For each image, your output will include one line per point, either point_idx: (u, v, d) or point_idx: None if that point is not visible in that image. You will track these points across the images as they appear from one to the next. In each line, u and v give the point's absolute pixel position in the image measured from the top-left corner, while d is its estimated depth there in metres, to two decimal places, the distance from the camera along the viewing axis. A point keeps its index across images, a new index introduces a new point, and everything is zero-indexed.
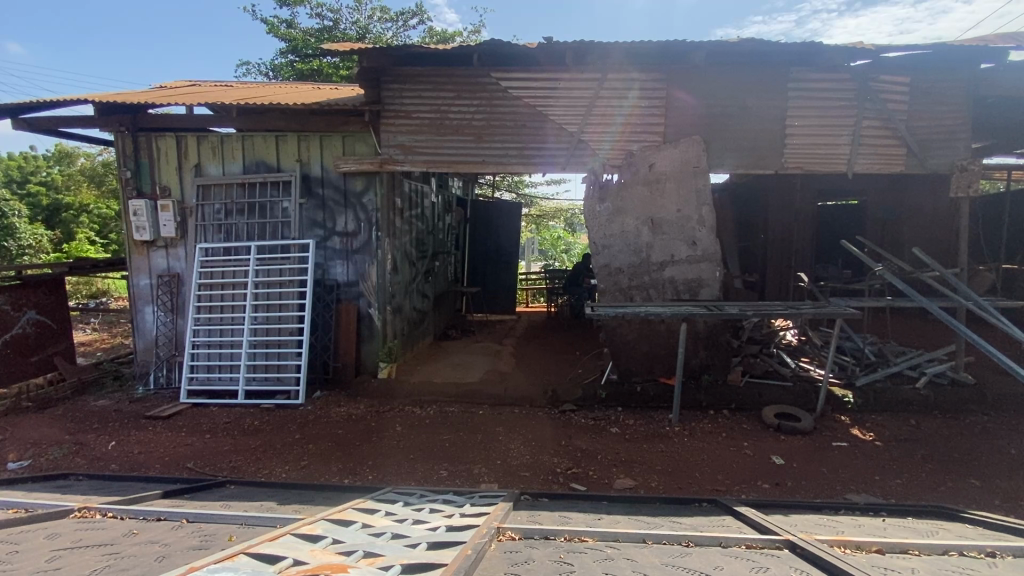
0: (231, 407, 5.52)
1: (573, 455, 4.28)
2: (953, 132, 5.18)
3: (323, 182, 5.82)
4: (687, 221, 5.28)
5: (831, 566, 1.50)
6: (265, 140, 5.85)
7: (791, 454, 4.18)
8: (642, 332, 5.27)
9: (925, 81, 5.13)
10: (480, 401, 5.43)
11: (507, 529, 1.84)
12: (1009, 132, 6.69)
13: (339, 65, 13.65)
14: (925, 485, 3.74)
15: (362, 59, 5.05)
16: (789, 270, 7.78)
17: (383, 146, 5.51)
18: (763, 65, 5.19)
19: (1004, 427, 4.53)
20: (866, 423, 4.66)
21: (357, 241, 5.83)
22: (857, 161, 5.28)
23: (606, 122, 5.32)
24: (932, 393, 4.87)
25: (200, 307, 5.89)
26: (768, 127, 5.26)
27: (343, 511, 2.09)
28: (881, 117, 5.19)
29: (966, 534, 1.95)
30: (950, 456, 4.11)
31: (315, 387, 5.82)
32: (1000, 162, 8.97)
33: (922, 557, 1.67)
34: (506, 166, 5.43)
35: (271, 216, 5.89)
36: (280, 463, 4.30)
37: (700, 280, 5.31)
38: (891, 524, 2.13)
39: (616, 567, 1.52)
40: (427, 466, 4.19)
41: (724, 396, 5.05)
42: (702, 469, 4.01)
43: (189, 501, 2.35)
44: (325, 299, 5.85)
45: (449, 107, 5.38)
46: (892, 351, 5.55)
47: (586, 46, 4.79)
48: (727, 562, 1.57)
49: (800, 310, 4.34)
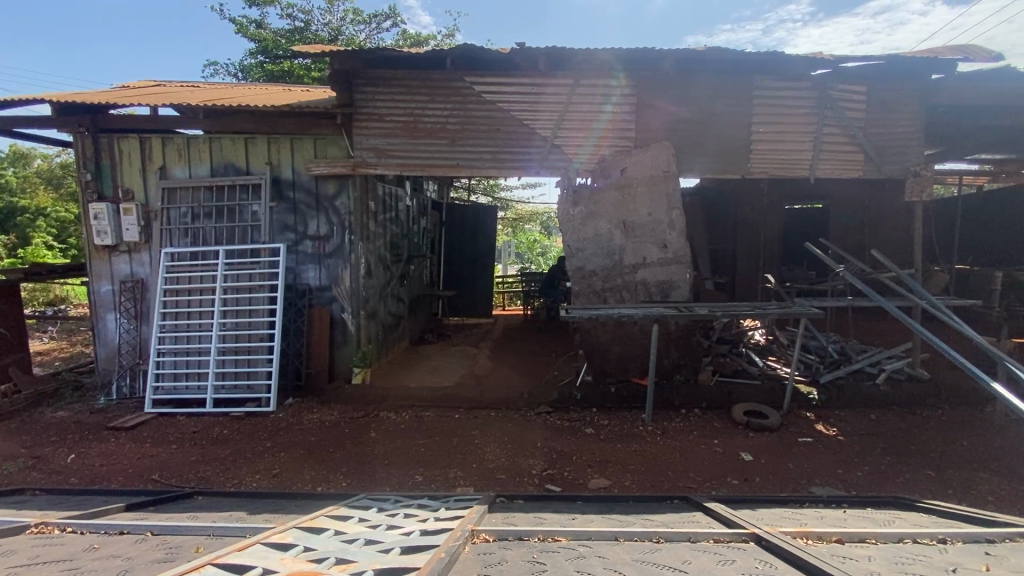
0: (199, 417, 5.37)
1: (549, 456, 4.31)
2: (907, 138, 5.43)
3: (294, 185, 5.72)
4: (659, 224, 5.39)
5: (792, 557, 1.56)
6: (234, 143, 5.73)
7: (759, 451, 4.30)
8: (615, 333, 5.37)
9: (879, 91, 5.37)
10: (456, 404, 5.40)
11: (482, 531, 1.85)
12: (960, 139, 7.03)
13: (310, 67, 13.47)
14: (884, 477, 3.89)
15: (333, 61, 4.98)
16: (757, 272, 8.01)
17: (356, 149, 5.45)
18: (730, 73, 5.34)
19: (958, 420, 4.75)
20: (829, 419, 4.83)
21: (330, 245, 5.75)
22: (819, 167, 5.47)
23: (579, 127, 5.40)
24: (892, 389, 5.07)
25: (165, 314, 5.71)
26: (734, 133, 5.41)
27: (315, 518, 2.07)
28: (840, 124, 5.40)
29: (921, 523, 2.05)
30: (907, 448, 4.30)
31: (286, 394, 5.72)
32: (954, 167, 9.37)
33: (878, 545, 1.75)
34: (480, 170, 5.44)
35: (241, 219, 5.76)
36: (251, 472, 4.20)
37: (671, 282, 5.43)
38: (851, 515, 2.22)
39: (588, 565, 1.54)
40: (403, 471, 4.15)
41: (695, 395, 5.15)
42: (675, 467, 4.08)
43: (155, 513, 2.29)
44: (297, 304, 5.76)
45: (423, 111, 5.37)
46: (854, 349, 5.76)
47: (558, 51, 4.84)
48: (695, 556, 1.61)
49: (766, 310, 4.48)
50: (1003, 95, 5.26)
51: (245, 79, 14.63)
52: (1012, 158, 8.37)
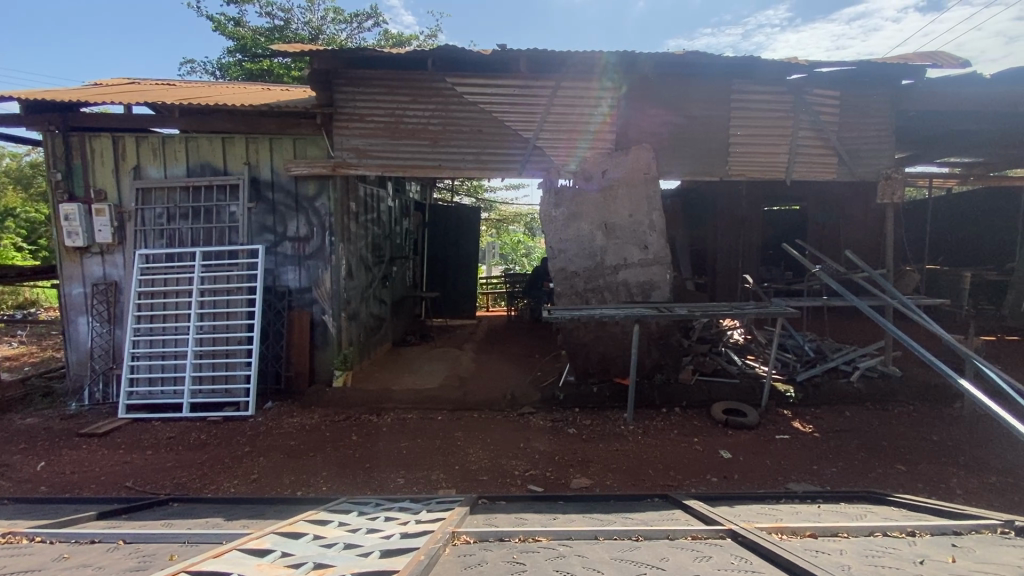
0: (175, 422, 5.25)
1: (531, 457, 4.32)
2: (879, 143, 5.58)
3: (273, 186, 5.65)
4: (639, 226, 5.45)
5: (766, 552, 1.59)
6: (211, 143, 5.63)
7: (738, 448, 4.37)
8: (597, 334, 5.41)
9: (852, 95, 5.51)
10: (439, 406, 5.38)
11: (463, 533, 1.85)
12: (930, 143, 7.24)
13: (290, 66, 13.32)
14: (858, 473, 3.99)
15: (313, 61, 4.93)
16: (737, 273, 8.15)
17: (336, 149, 5.40)
18: (708, 77, 5.42)
19: (928, 415, 4.89)
20: (805, 416, 4.93)
21: (310, 246, 5.68)
22: (795, 169, 5.59)
23: (560, 128, 5.43)
24: (865, 386, 5.20)
25: (140, 317, 5.58)
26: (713, 136, 5.50)
27: (294, 523, 2.04)
28: (815, 128, 5.53)
29: (891, 516, 2.10)
30: (880, 444, 4.41)
31: (266, 397, 5.63)
32: (925, 170, 9.65)
33: (849, 539, 1.79)
34: (463, 171, 5.44)
35: (218, 220, 5.65)
36: (228, 477, 4.13)
37: (652, 283, 5.49)
38: (825, 510, 2.27)
39: (567, 564, 1.55)
40: (384, 474, 4.12)
41: (676, 394, 5.22)
42: (656, 466, 4.13)
43: (128, 521, 2.23)
44: (276, 306, 5.68)
45: (405, 112, 5.34)
46: (829, 348, 5.90)
47: (539, 54, 4.85)
48: (673, 553, 1.63)
49: (744, 310, 4.55)
50: (969, 100, 5.44)
51: (223, 77, 14.36)
52: (978, 162, 8.66)
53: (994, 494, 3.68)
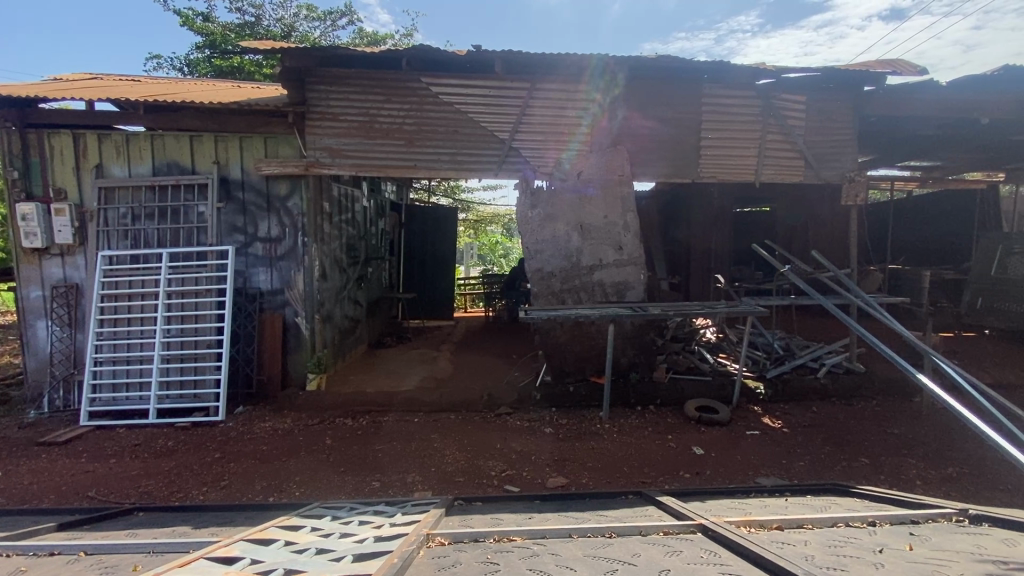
0: (141, 428, 5.09)
1: (508, 457, 4.33)
2: (843, 146, 5.77)
3: (244, 185, 5.53)
4: (614, 227, 5.52)
5: (734, 545, 1.63)
6: (178, 141, 5.48)
7: (710, 445, 4.46)
8: (573, 334, 5.45)
9: (817, 101, 5.69)
10: (416, 408, 5.34)
11: (437, 534, 1.84)
12: (891, 147, 7.53)
13: (262, 64, 13.07)
14: (824, 466, 4.12)
15: (284, 59, 4.85)
16: (709, 272, 8.32)
17: (309, 149, 5.31)
18: (680, 81, 5.53)
19: (890, 410, 5.08)
20: (774, 412, 5.06)
21: (282, 247, 5.57)
22: (763, 172, 5.74)
23: (536, 129, 5.46)
24: (831, 382, 5.37)
25: (103, 321, 5.39)
26: (685, 139, 5.60)
27: (264, 530, 2.00)
28: (783, 132, 5.68)
29: (853, 507, 2.18)
30: (844, 438, 4.56)
31: (236, 402, 5.49)
32: (887, 173, 10.03)
33: (814, 530, 1.85)
34: (439, 171, 5.41)
35: (186, 220, 5.50)
36: (197, 485, 4.02)
37: (627, 283, 5.56)
38: (792, 502, 2.34)
39: (541, 563, 1.56)
40: (359, 478, 4.07)
41: (651, 392, 5.29)
42: (630, 464, 4.18)
43: (89, 532, 2.16)
44: (247, 309, 5.56)
45: (379, 111, 5.29)
46: (798, 345, 6.07)
47: (514, 55, 4.86)
48: (645, 549, 1.66)
49: (716, 309, 4.65)
50: (927, 107, 5.67)
51: (191, 73, 13.96)
52: (937, 166, 9.04)
53: (950, 484, 3.85)
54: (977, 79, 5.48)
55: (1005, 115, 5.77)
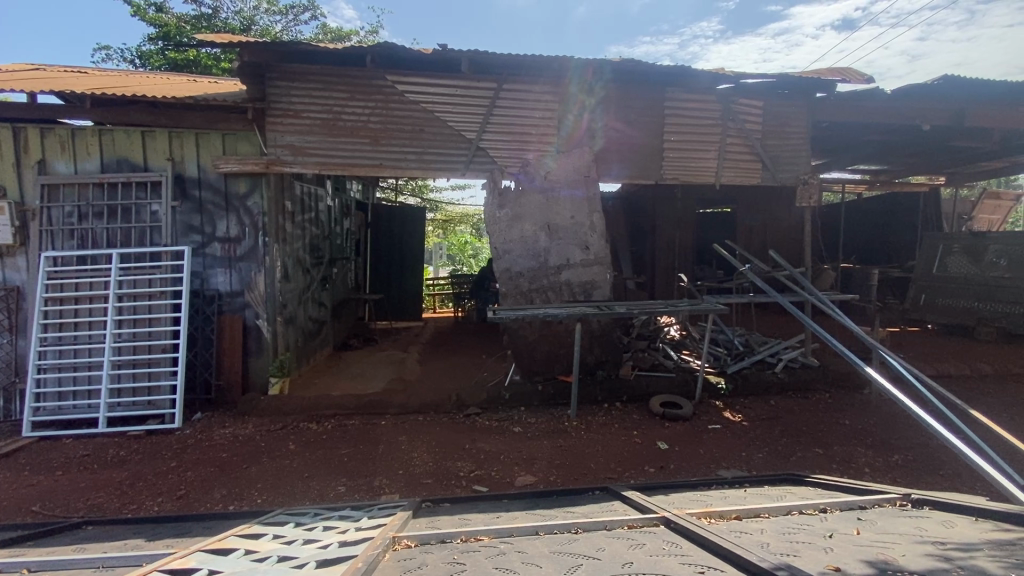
0: (89, 439, 4.83)
1: (476, 458, 4.32)
2: (798, 150, 6.00)
3: (200, 183, 5.32)
4: (581, 227, 5.59)
5: (695, 536, 1.67)
6: (129, 136, 5.24)
7: (674, 439, 4.57)
8: (541, 333, 5.49)
9: (773, 106, 5.91)
10: (383, 411, 5.25)
11: (403, 537, 1.82)
12: (842, 151, 7.89)
13: (220, 58, 12.64)
14: (781, 457, 4.28)
15: (243, 52, 4.69)
16: (673, 272, 8.52)
17: (269, 146, 5.17)
18: (644, 85, 5.64)
19: (841, 402, 5.33)
20: (735, 407, 5.24)
21: (241, 247, 5.38)
22: (723, 174, 5.93)
23: (504, 130, 5.47)
24: (788, 376, 5.59)
25: (47, 326, 5.11)
26: (649, 141, 5.72)
27: (223, 539, 1.94)
28: (741, 136, 5.87)
29: (807, 495, 2.27)
30: (800, 429, 4.75)
31: (194, 408, 5.29)
32: (839, 176, 10.48)
33: (770, 519, 1.93)
34: (405, 170, 5.35)
35: (138, 220, 5.27)
36: (151, 495, 3.85)
37: (593, 283, 5.64)
38: (750, 493, 2.43)
39: (507, 561, 1.57)
40: (324, 483, 3.99)
41: (617, 389, 5.38)
42: (597, 460, 4.25)
43: (31, 549, 2.04)
44: (204, 312, 5.35)
45: (343, 109, 5.20)
46: (756, 341, 6.28)
47: (481, 55, 4.85)
48: (609, 543, 1.69)
49: (679, 307, 4.77)
50: (873, 114, 5.97)
51: (144, 67, 13.33)
52: (884, 169, 9.51)
53: (896, 471, 4.06)
54: (919, 88, 5.79)
55: (943, 122, 6.13)
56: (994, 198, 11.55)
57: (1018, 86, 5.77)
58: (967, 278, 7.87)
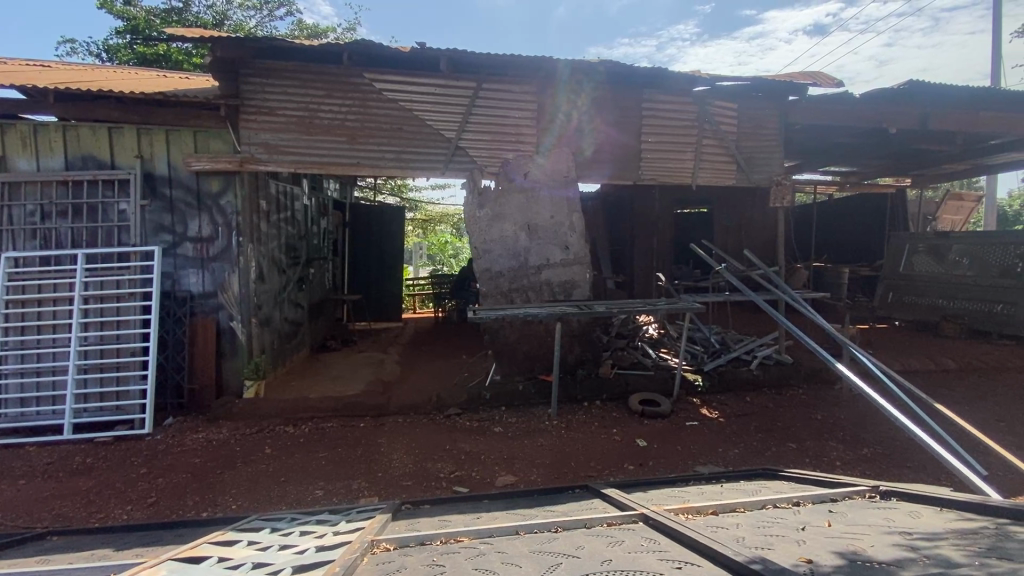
0: (54, 446, 4.65)
1: (457, 458, 4.30)
2: (771, 152, 6.13)
3: (171, 182, 5.18)
4: (560, 227, 5.61)
5: (673, 532, 1.69)
6: (94, 133, 5.07)
7: (653, 437, 4.63)
8: (522, 332, 5.50)
9: (748, 108, 6.02)
10: (362, 413, 5.19)
11: (382, 541, 1.80)
12: (814, 153, 8.10)
13: (191, 53, 12.34)
14: (757, 452, 4.37)
15: (214, 48, 4.59)
16: (652, 271, 8.62)
17: (242, 144, 5.06)
18: (623, 86, 5.70)
19: (813, 397, 5.47)
20: (712, 404, 5.33)
21: (213, 247, 5.26)
22: (699, 175, 6.02)
23: (483, 130, 5.45)
24: (762, 373, 5.71)
25: (8, 329, 4.91)
26: (628, 142, 5.78)
27: (196, 547, 1.88)
28: (717, 137, 5.97)
29: (781, 489, 2.33)
30: (774, 425, 4.86)
31: (165, 413, 5.14)
32: (811, 178, 10.75)
33: (745, 513, 1.96)
34: (383, 169, 5.28)
35: (105, 219, 5.11)
36: (120, 503, 3.74)
37: (573, 282, 5.66)
38: (727, 488, 2.47)
39: (487, 562, 1.57)
40: (302, 487, 3.92)
41: (597, 388, 5.41)
42: (577, 459, 4.27)
43: None
44: (176, 314, 5.21)
45: (319, 106, 5.11)
46: (732, 339, 6.40)
47: (459, 54, 4.84)
48: (589, 541, 1.70)
49: (657, 306, 4.83)
50: (843, 117, 6.14)
51: (112, 60, 12.91)
52: (854, 171, 9.79)
53: (865, 464, 4.19)
54: (885, 92, 5.97)
55: (909, 125, 6.33)
56: (957, 199, 11.98)
57: (979, 92, 5.99)
58: (933, 276, 8.15)
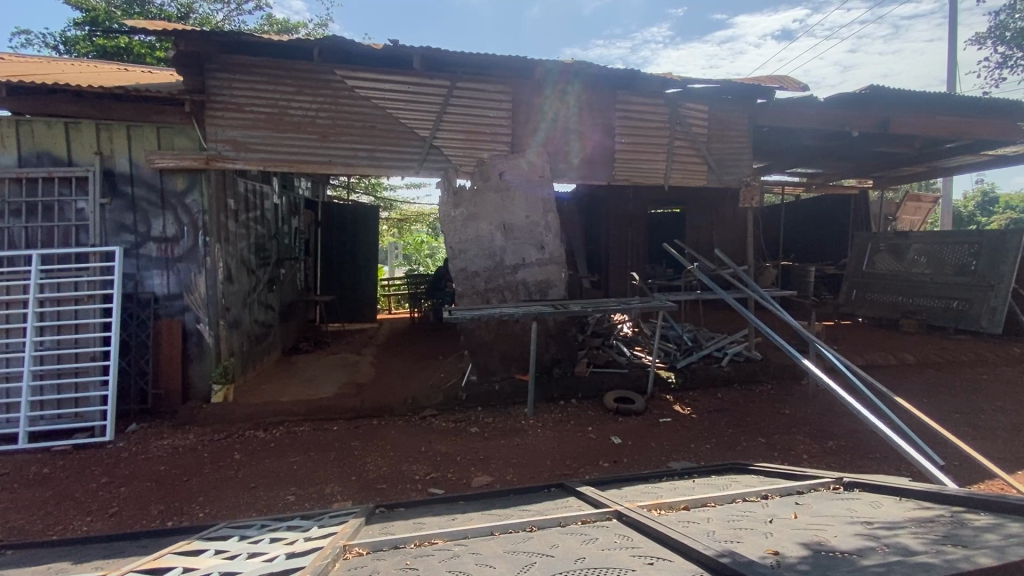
0: (7, 456, 4.44)
1: (433, 460, 4.27)
2: (740, 153, 6.27)
3: (133, 179, 4.99)
4: (536, 226, 5.63)
5: (646, 528, 1.71)
6: (50, 128, 4.85)
7: (627, 434, 4.68)
8: (497, 332, 5.50)
9: (718, 111, 6.15)
10: (335, 416, 5.10)
11: (354, 545, 1.77)
12: (781, 155, 8.33)
13: (154, 46, 11.95)
14: (728, 447, 4.46)
15: (177, 41, 4.44)
16: (626, 270, 8.73)
17: (208, 141, 4.90)
18: (597, 87, 5.74)
19: (782, 393, 5.63)
20: (685, 400, 5.42)
21: (179, 248, 5.09)
22: (672, 175, 6.11)
23: (458, 128, 5.42)
24: (733, 370, 5.84)
25: None
26: (602, 142, 5.83)
27: (159, 558, 1.82)
28: (688, 138, 6.08)
29: (750, 483, 2.38)
30: (745, 420, 4.97)
31: (128, 419, 4.96)
32: (780, 179, 11.05)
33: (716, 507, 2.00)
34: (355, 167, 5.20)
35: (62, 218, 4.90)
36: (79, 515, 3.58)
37: (549, 282, 5.68)
38: (699, 483, 2.52)
39: (461, 563, 1.56)
40: (272, 493, 3.83)
41: (572, 386, 5.45)
42: (553, 458, 4.29)
43: None
44: (139, 317, 5.03)
45: (289, 103, 5.01)
46: (704, 337, 6.52)
47: (432, 52, 4.80)
48: (563, 540, 1.70)
49: (631, 305, 4.89)
50: (809, 120, 6.32)
51: (70, 53, 12.42)
52: (819, 173, 10.11)
53: (830, 456, 4.33)
54: (848, 96, 6.18)
55: (871, 128, 6.56)
56: (915, 200, 12.48)
57: (935, 98, 6.25)
58: (894, 274, 8.48)
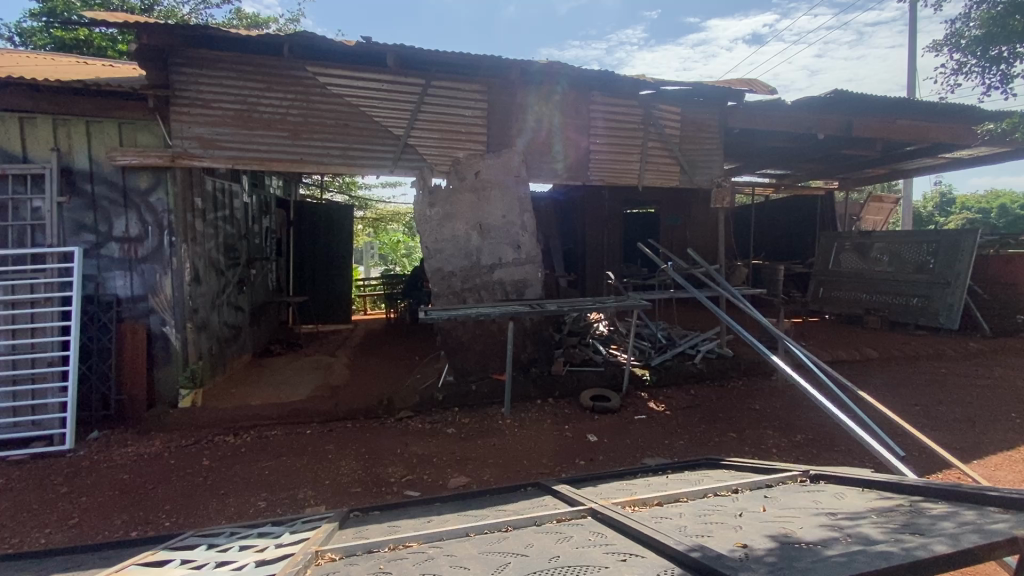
0: None
1: (409, 462, 4.23)
2: (712, 155, 6.40)
3: (93, 177, 4.81)
4: (512, 226, 5.63)
5: (620, 524, 1.73)
6: (3, 123, 4.64)
7: (602, 432, 4.73)
8: (474, 333, 5.49)
9: (690, 112, 6.25)
10: (308, 419, 5.00)
11: (327, 551, 1.74)
12: (751, 156, 8.53)
13: (117, 39, 11.56)
14: (701, 443, 4.54)
15: (140, 34, 4.29)
16: (602, 269, 8.80)
17: (174, 138, 4.75)
18: (572, 87, 5.77)
19: (753, 388, 5.76)
20: (659, 397, 5.50)
21: (143, 248, 4.92)
22: (646, 176, 6.20)
23: (433, 126, 5.38)
24: (706, 367, 5.95)
25: None
26: (578, 143, 5.86)
27: (122, 570, 1.75)
28: (662, 139, 6.17)
29: (721, 478, 2.43)
30: (717, 416, 5.07)
31: (89, 427, 4.77)
32: (750, 180, 11.32)
33: (688, 502, 2.04)
34: (328, 166, 5.11)
35: (17, 217, 4.69)
36: (36, 527, 3.43)
37: (525, 281, 5.69)
38: (673, 479, 2.56)
39: (435, 565, 1.55)
40: (243, 499, 3.74)
41: (549, 385, 5.46)
42: (529, 457, 4.30)
43: None
44: (100, 320, 4.84)
45: (259, 100, 4.89)
46: (678, 335, 6.63)
47: (406, 50, 4.75)
48: (538, 539, 1.71)
49: (606, 303, 4.93)
50: (778, 122, 6.48)
51: (26, 45, 11.94)
52: (788, 174, 10.40)
53: (799, 450, 4.45)
54: (814, 100, 6.35)
55: (836, 131, 6.76)
56: (879, 200, 12.92)
57: (896, 102, 6.49)
58: (858, 273, 8.77)
